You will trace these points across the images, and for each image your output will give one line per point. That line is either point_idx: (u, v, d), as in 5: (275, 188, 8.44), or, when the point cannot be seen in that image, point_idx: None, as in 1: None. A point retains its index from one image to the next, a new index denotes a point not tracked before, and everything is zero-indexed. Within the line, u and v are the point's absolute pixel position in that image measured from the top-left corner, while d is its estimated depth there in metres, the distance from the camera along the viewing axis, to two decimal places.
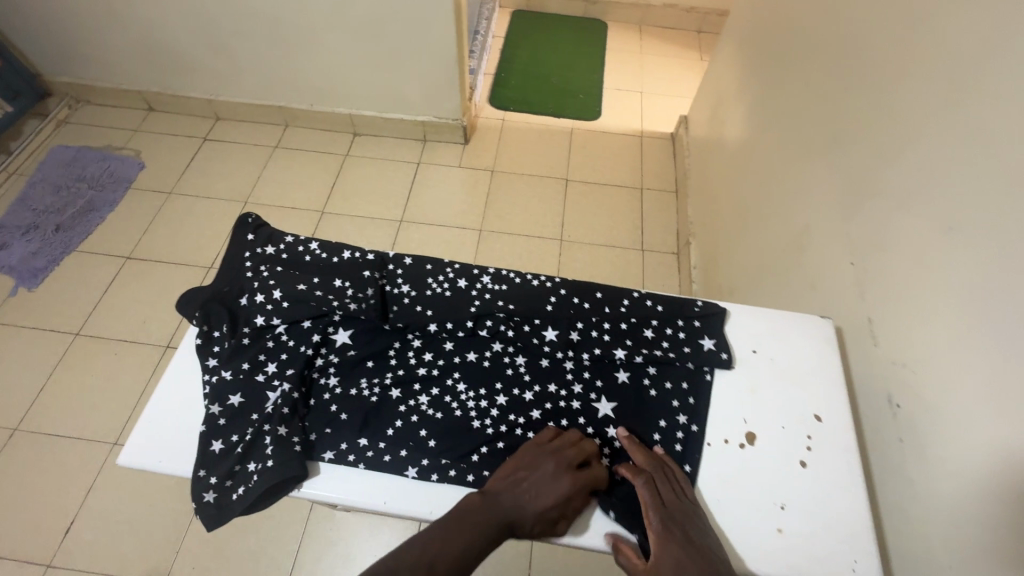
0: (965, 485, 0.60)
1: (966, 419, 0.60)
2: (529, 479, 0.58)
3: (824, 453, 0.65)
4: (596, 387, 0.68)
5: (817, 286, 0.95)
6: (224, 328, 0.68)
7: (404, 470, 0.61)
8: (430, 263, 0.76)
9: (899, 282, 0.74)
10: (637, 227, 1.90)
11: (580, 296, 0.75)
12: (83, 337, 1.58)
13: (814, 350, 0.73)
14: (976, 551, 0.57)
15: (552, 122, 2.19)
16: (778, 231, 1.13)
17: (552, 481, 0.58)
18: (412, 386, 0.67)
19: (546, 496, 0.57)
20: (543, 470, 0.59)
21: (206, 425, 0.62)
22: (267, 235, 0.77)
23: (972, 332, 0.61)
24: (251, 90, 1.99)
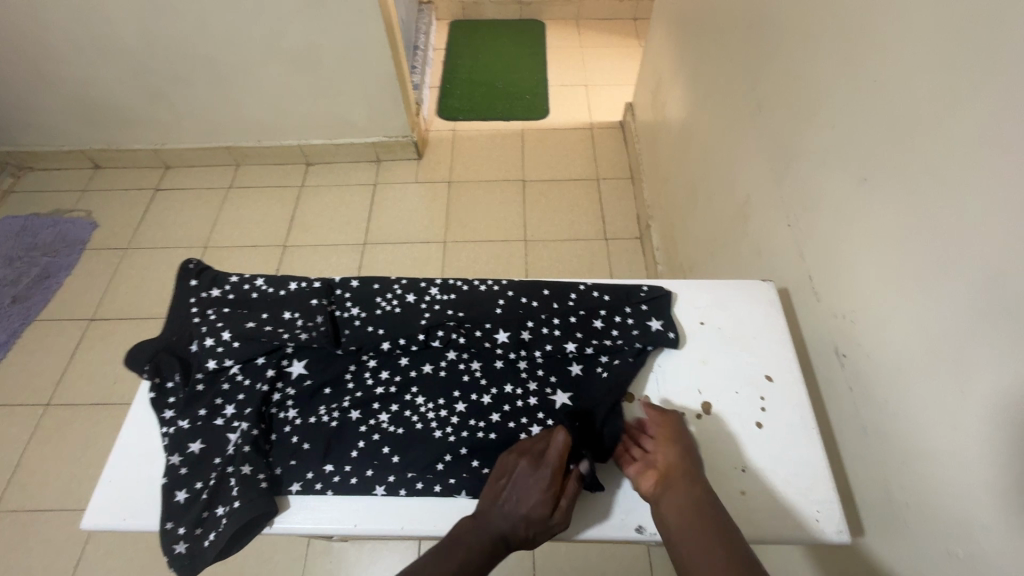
0: (911, 421, 0.62)
1: (903, 357, 0.63)
2: (506, 489, 0.59)
3: (777, 411, 0.68)
4: (552, 381, 0.70)
5: (762, 251, 0.98)
6: (177, 377, 0.69)
7: (374, 490, 0.62)
8: (377, 283, 0.77)
9: (831, 237, 0.77)
10: (597, 217, 1.92)
11: (528, 295, 0.77)
12: (54, 407, 1.55)
13: (759, 314, 0.76)
14: (928, 485, 0.60)
15: (503, 126, 2.21)
16: (724, 203, 1.16)
17: (528, 484, 0.58)
18: (372, 406, 0.68)
19: (527, 501, 0.57)
20: (518, 476, 0.59)
21: (167, 477, 0.62)
22: (211, 278, 0.77)
23: (898, 277, 0.64)
24: (196, 134, 1.98)
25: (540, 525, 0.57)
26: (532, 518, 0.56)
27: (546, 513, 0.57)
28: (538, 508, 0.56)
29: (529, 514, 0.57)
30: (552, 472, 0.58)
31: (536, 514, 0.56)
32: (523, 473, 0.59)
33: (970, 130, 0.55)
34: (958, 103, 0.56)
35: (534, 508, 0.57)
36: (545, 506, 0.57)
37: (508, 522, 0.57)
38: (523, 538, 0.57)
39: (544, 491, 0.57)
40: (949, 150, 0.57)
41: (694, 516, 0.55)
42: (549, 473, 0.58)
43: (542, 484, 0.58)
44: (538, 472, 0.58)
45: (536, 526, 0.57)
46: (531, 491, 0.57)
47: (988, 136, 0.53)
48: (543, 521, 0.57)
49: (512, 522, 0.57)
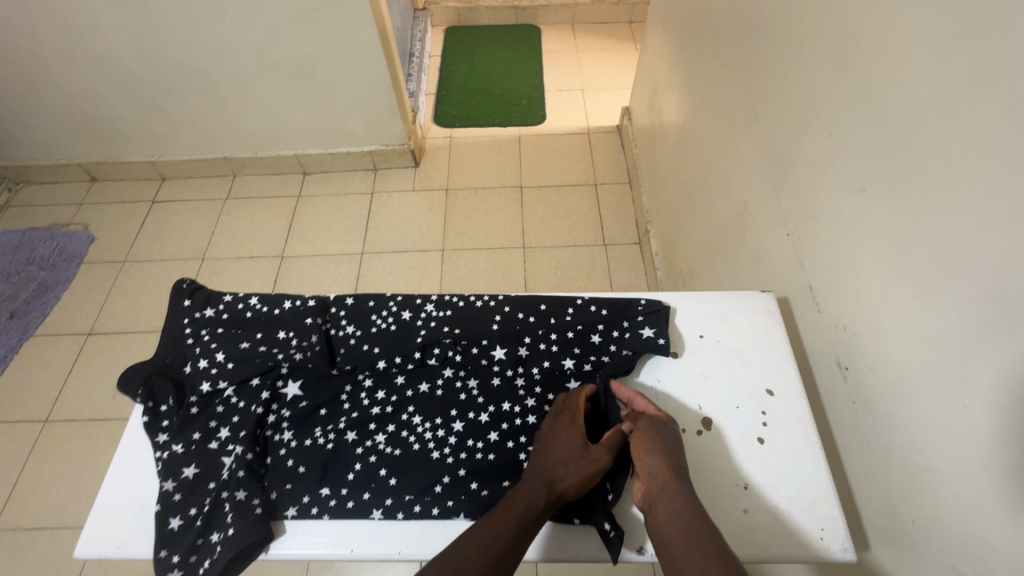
0: (916, 435, 0.61)
1: (907, 369, 0.62)
2: (538, 448, 0.62)
3: (778, 425, 0.67)
4: (549, 399, 0.69)
5: (762, 260, 0.96)
6: (171, 401, 0.68)
7: (370, 515, 0.61)
8: (372, 300, 0.76)
9: (831, 247, 0.76)
10: (596, 223, 1.91)
11: (525, 310, 0.76)
12: (53, 423, 1.54)
13: (759, 326, 0.75)
14: (935, 503, 0.58)
15: (500, 132, 2.20)
16: (722, 210, 1.15)
17: (557, 434, 0.62)
18: (368, 426, 0.67)
19: (556, 442, 0.61)
20: (545, 432, 0.63)
21: (161, 504, 0.61)
22: (205, 297, 0.77)
23: (899, 289, 0.63)
24: (193, 146, 1.97)
25: (581, 461, 0.59)
26: (571, 454, 0.59)
27: (581, 445, 0.60)
28: (573, 444, 0.60)
29: (563, 450, 0.60)
30: (574, 413, 0.63)
31: (573, 450, 0.60)
32: (548, 428, 0.64)
33: (969, 142, 0.54)
34: (957, 114, 0.55)
35: (569, 446, 0.60)
36: (574, 439, 0.61)
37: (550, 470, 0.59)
38: (570, 477, 0.58)
39: (573, 429, 0.62)
40: (949, 162, 0.56)
41: (674, 535, 0.52)
42: (573, 416, 0.63)
43: (569, 426, 0.62)
44: (562, 420, 0.63)
45: (577, 460, 0.59)
46: (562, 435, 0.62)
47: (986, 148, 0.52)
48: (581, 454, 0.59)
49: (549, 467, 0.59)
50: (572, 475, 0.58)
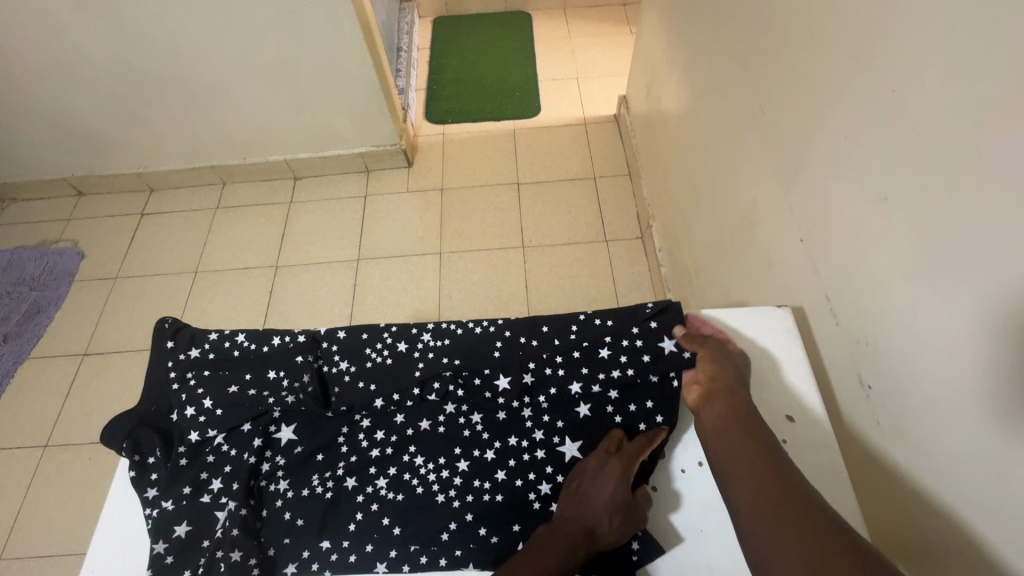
0: (952, 465, 0.57)
1: (939, 394, 0.58)
2: (581, 486, 0.59)
3: (799, 454, 0.64)
4: (558, 429, 0.65)
5: (773, 264, 0.92)
6: (159, 453, 0.64)
7: (374, 569, 0.57)
8: (366, 332, 0.72)
9: (850, 257, 0.71)
10: (596, 218, 1.86)
11: (527, 334, 0.72)
12: (53, 448, 1.51)
13: (776, 341, 0.71)
14: (974, 536, 0.55)
15: (493, 127, 2.13)
16: (728, 209, 1.10)
17: (608, 475, 0.58)
18: (368, 470, 0.63)
19: (603, 490, 0.57)
20: (592, 471, 0.60)
21: (152, 567, 0.58)
22: (189, 337, 0.73)
23: (929, 307, 0.59)
24: (179, 155, 1.91)
25: (626, 514, 0.56)
26: (619, 505, 0.56)
27: (629, 495, 0.57)
28: (622, 493, 0.57)
29: (609, 501, 0.57)
30: (628, 460, 0.59)
31: (621, 502, 0.57)
32: (596, 469, 0.60)
33: (1004, 152, 0.49)
34: (990, 119, 0.50)
35: (618, 496, 0.57)
36: (622, 492, 0.57)
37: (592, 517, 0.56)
38: (611, 529, 0.56)
39: (625, 476, 0.58)
40: (983, 173, 0.51)
41: (725, 424, 0.58)
42: (626, 463, 0.59)
43: (622, 472, 0.58)
44: (615, 464, 0.59)
45: (622, 513, 0.56)
46: (612, 480, 0.58)
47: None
48: (627, 506, 0.57)
49: (591, 517, 0.56)
50: (614, 529, 0.56)
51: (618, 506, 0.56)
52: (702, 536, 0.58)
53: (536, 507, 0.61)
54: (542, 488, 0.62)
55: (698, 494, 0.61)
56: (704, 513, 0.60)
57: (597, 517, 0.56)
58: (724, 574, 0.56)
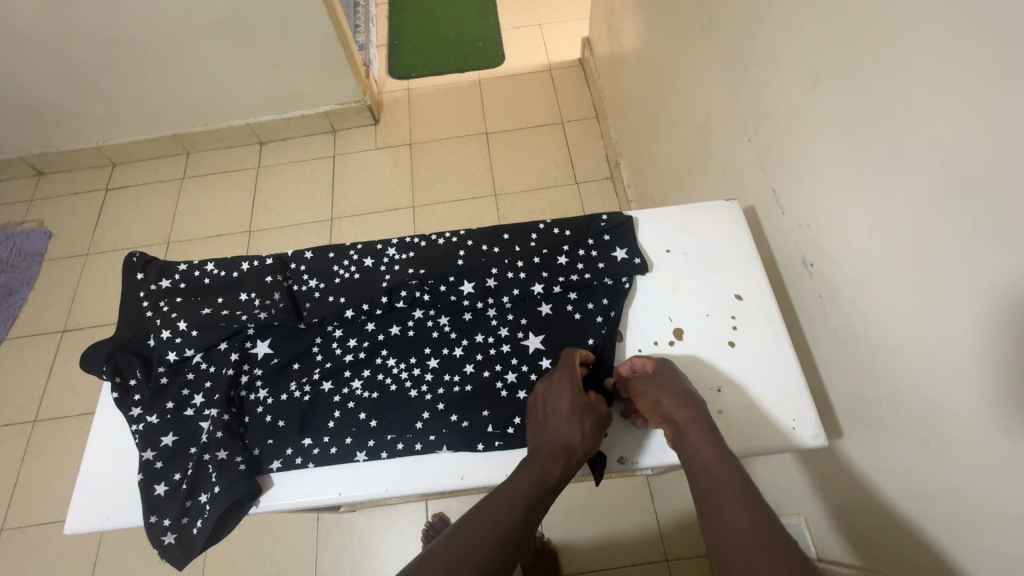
0: (880, 318, 0.62)
1: (867, 257, 0.63)
2: (544, 414, 0.60)
3: (747, 328, 0.69)
4: (522, 326, 0.70)
5: (726, 172, 0.95)
6: (138, 374, 0.67)
7: (355, 457, 0.62)
8: (332, 251, 0.76)
9: (791, 146, 0.75)
10: (566, 162, 1.88)
11: (489, 243, 0.76)
12: (42, 422, 1.52)
13: (725, 232, 0.76)
14: (899, 379, 0.60)
15: (458, 78, 2.11)
16: (686, 127, 1.13)
17: (560, 393, 0.61)
18: (343, 374, 0.67)
19: (564, 406, 0.59)
20: (547, 397, 0.61)
21: (143, 472, 0.62)
22: (159, 269, 0.75)
23: (853, 179, 0.63)
24: (138, 125, 1.87)
25: (592, 419, 0.59)
26: (582, 412, 0.59)
27: (588, 402, 0.60)
28: (581, 402, 0.59)
29: (574, 412, 0.59)
30: (572, 372, 0.63)
31: (582, 408, 0.59)
32: (550, 393, 0.61)
33: (915, 12, 0.52)
34: None
35: (577, 405, 0.59)
36: (580, 399, 0.60)
37: (565, 432, 0.58)
38: (585, 434, 0.58)
39: (576, 386, 0.61)
40: (898, 36, 0.54)
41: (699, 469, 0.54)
42: (572, 375, 0.62)
43: (572, 384, 0.61)
44: (562, 380, 0.62)
45: (590, 419, 0.59)
46: (566, 393, 0.60)
47: (931, 15, 0.50)
48: (590, 412, 0.59)
49: (565, 431, 0.58)
50: (589, 434, 0.58)
51: (583, 413, 0.59)
52: None
53: (503, 395, 0.65)
54: (508, 378, 0.66)
55: None
56: None
57: (569, 429, 0.58)
58: None
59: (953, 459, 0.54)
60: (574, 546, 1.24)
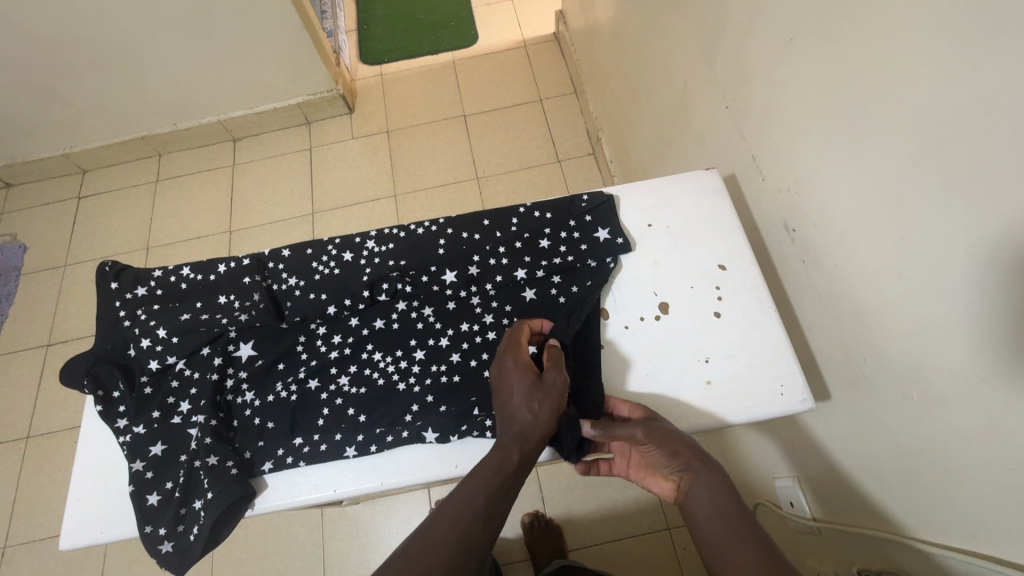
0: (862, 279, 0.62)
1: (845, 218, 0.63)
2: (501, 400, 0.60)
3: (732, 298, 0.69)
4: (507, 312, 0.69)
5: (705, 140, 0.94)
6: (122, 386, 0.66)
7: (343, 453, 0.62)
8: (310, 248, 0.75)
9: (769, 111, 0.74)
10: (547, 140, 1.85)
11: (469, 230, 0.76)
12: (35, 437, 1.51)
13: (705, 203, 0.75)
14: (880, 337, 0.61)
15: (432, 60, 2.06)
16: (664, 97, 1.11)
17: (507, 374, 0.60)
18: (330, 371, 0.67)
19: (512, 390, 0.59)
20: (498, 383, 0.61)
21: (133, 483, 0.62)
22: (133, 277, 0.74)
23: (830, 140, 0.63)
24: (105, 129, 1.81)
25: (542, 394, 0.58)
26: (529, 390, 0.58)
27: (535, 378, 0.59)
28: (526, 381, 0.58)
29: (521, 394, 0.58)
30: (516, 349, 0.61)
31: (529, 386, 0.58)
32: (500, 377, 0.61)
33: None
34: None
35: (524, 385, 0.58)
36: (524, 380, 0.59)
37: (519, 416, 0.57)
38: (536, 413, 0.57)
39: (521, 365, 0.60)
40: None
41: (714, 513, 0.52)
42: (515, 354, 0.61)
43: (517, 363, 0.60)
44: (506, 361, 0.61)
45: (539, 396, 0.58)
46: (512, 375, 0.59)
47: None
48: (538, 388, 0.58)
49: (518, 416, 0.57)
50: (540, 413, 0.57)
51: (530, 393, 0.58)
52: (646, 379, 0.66)
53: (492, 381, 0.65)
54: None
55: (640, 345, 0.67)
56: (647, 359, 0.67)
57: (520, 413, 0.57)
58: (669, 409, 0.64)
59: (939, 413, 0.55)
60: (577, 520, 1.26)
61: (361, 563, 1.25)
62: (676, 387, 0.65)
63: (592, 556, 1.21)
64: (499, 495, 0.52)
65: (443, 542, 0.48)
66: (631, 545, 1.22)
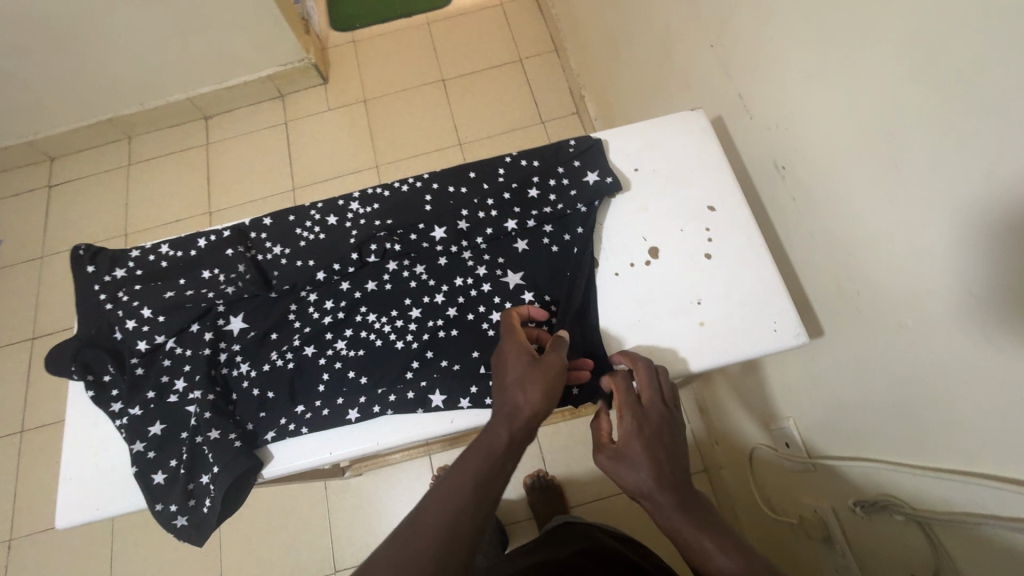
0: (854, 211, 0.61)
1: (834, 149, 0.62)
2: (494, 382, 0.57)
3: (723, 237, 0.68)
4: (500, 264, 0.68)
5: (690, 84, 0.92)
6: (112, 369, 0.64)
7: (347, 417, 0.62)
8: (292, 214, 0.73)
9: (755, 45, 0.72)
10: (530, 101, 1.80)
11: (455, 183, 0.73)
12: (30, 431, 1.49)
13: (693, 144, 0.74)
14: (871, 268, 0.61)
15: (406, 23, 1.98)
16: (646, 43, 1.07)
17: (503, 358, 0.58)
18: (325, 336, 0.66)
19: (506, 371, 0.56)
20: (493, 366, 0.58)
21: (136, 464, 0.61)
22: (109, 259, 0.71)
23: (820, 69, 0.61)
24: (69, 112, 1.74)
25: (537, 373, 0.55)
26: (525, 369, 0.55)
27: (531, 358, 0.57)
28: (523, 360, 0.56)
29: (513, 375, 0.55)
30: (512, 332, 0.60)
31: (523, 366, 0.56)
32: (496, 360, 0.58)
33: None
34: None
35: (518, 365, 0.56)
36: (519, 361, 0.56)
37: (510, 396, 0.54)
38: (528, 394, 0.54)
39: (519, 347, 0.58)
40: None
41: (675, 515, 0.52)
42: (512, 337, 0.59)
43: (514, 346, 0.58)
44: (503, 344, 0.59)
45: (534, 375, 0.55)
46: (508, 358, 0.57)
47: None
48: (534, 366, 0.56)
49: (510, 396, 0.54)
50: (533, 393, 0.54)
51: (522, 374, 0.55)
52: (637, 324, 0.65)
53: (490, 334, 0.65)
54: (493, 317, 0.66)
55: (630, 290, 0.67)
56: (638, 305, 0.66)
57: (512, 394, 0.54)
58: (661, 353, 0.64)
59: (931, 339, 0.55)
60: (578, 477, 1.28)
61: (367, 531, 1.27)
62: (669, 331, 0.65)
63: (594, 510, 1.24)
64: (495, 473, 0.49)
65: (434, 533, 0.43)
66: (631, 497, 1.24)
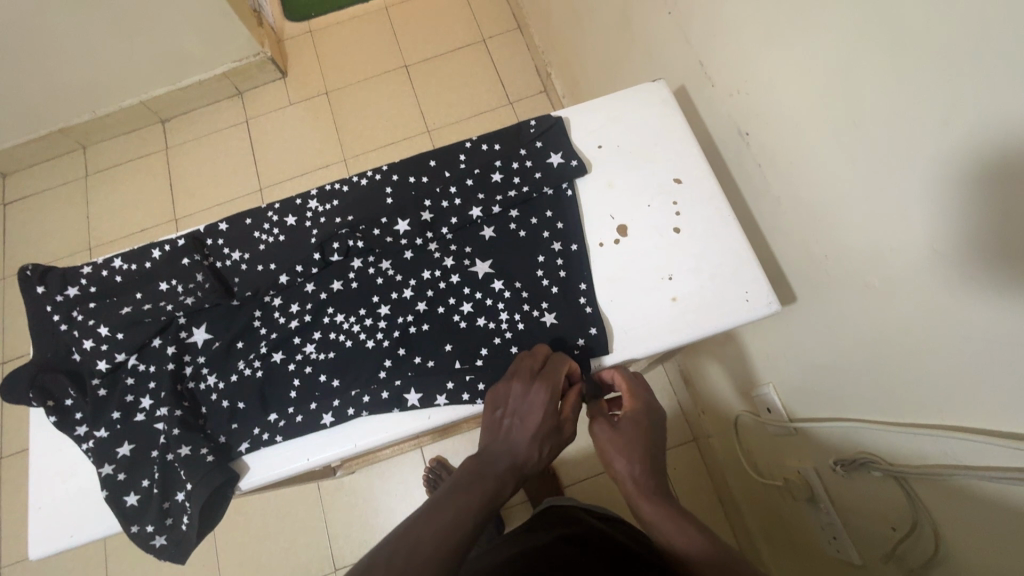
0: (819, 174, 0.60)
1: (796, 112, 0.61)
2: (507, 422, 0.54)
3: (690, 209, 0.67)
4: (467, 253, 0.67)
5: (652, 53, 0.90)
6: (73, 393, 0.62)
7: (321, 422, 0.61)
8: (249, 217, 0.70)
9: (712, 10, 0.70)
10: (496, 82, 1.76)
11: (416, 173, 0.71)
12: None
13: (656, 116, 0.72)
14: (837, 231, 0.61)
15: (363, 9, 1.92)
16: (606, 14, 1.05)
17: (534, 402, 0.55)
18: (293, 342, 0.64)
19: (530, 422, 0.54)
20: (517, 402, 0.55)
21: (106, 488, 0.59)
22: (60, 278, 0.68)
23: (779, 30, 0.60)
24: (15, 125, 1.66)
25: (554, 438, 0.55)
26: (550, 431, 0.54)
27: (557, 419, 0.55)
28: (552, 420, 0.54)
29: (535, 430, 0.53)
30: (551, 383, 0.56)
31: (549, 427, 0.54)
32: (520, 400, 0.55)
33: None
34: None
35: (545, 425, 0.54)
36: (548, 419, 0.54)
37: (522, 449, 0.52)
38: (539, 458, 0.53)
39: (552, 401, 0.55)
40: None
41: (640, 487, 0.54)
42: (551, 386, 0.56)
43: (549, 396, 0.55)
44: (539, 388, 0.56)
45: (551, 438, 0.54)
46: (536, 409, 0.54)
47: None
48: (556, 430, 0.55)
49: (521, 449, 0.53)
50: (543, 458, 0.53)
51: (544, 436, 0.54)
52: (611, 305, 0.64)
53: (463, 326, 0.64)
54: (464, 309, 0.64)
55: (602, 270, 0.66)
56: (611, 285, 0.65)
57: (524, 447, 0.53)
58: (638, 331, 0.63)
59: (900, 298, 0.55)
60: (570, 457, 1.29)
61: (365, 528, 1.27)
62: (643, 310, 0.64)
63: (588, 489, 1.25)
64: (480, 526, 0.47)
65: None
66: None
